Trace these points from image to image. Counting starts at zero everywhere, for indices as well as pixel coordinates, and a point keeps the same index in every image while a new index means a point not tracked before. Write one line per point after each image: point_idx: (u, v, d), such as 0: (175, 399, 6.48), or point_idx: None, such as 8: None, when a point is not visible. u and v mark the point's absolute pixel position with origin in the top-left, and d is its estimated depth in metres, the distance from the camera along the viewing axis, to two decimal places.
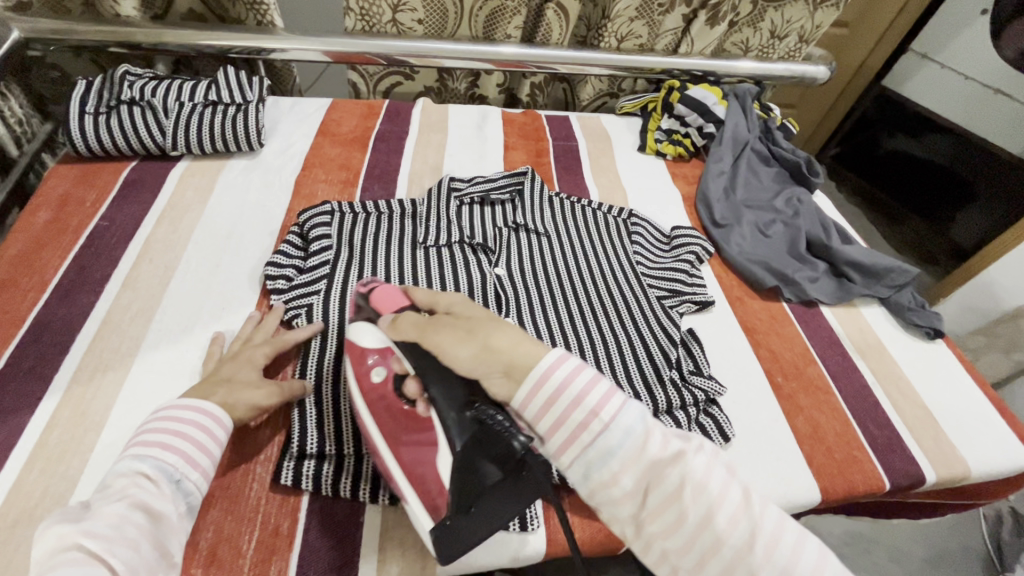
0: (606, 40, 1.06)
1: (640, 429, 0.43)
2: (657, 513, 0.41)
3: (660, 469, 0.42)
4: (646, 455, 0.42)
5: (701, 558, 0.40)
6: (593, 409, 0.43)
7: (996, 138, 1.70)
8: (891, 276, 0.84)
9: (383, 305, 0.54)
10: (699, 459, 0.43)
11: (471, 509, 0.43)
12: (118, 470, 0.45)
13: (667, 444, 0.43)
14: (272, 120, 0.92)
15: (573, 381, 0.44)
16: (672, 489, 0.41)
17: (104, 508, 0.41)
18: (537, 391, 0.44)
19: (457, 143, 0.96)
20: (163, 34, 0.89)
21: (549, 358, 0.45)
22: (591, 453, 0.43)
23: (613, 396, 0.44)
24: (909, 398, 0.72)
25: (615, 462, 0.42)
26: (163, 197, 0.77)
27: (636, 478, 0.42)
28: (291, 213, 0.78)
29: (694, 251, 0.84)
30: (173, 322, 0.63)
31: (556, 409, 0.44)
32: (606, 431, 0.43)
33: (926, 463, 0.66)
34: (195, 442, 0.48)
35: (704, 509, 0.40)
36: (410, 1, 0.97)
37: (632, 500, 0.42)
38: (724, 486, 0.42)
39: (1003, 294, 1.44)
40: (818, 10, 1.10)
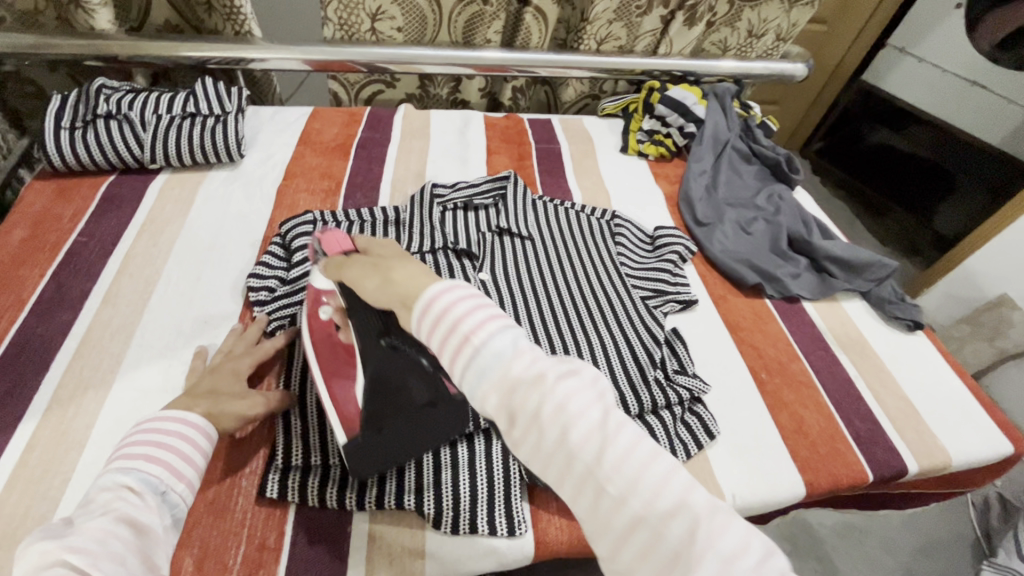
0: (586, 43, 1.06)
1: (512, 350, 0.37)
2: (519, 436, 0.36)
3: (522, 392, 0.36)
4: (511, 375, 0.36)
5: (560, 475, 0.35)
6: (467, 332, 0.38)
7: (973, 128, 1.75)
8: (871, 270, 0.86)
9: (330, 248, 0.53)
10: (569, 379, 0.36)
11: (383, 428, 0.51)
12: (100, 485, 0.43)
13: (533, 362, 0.37)
14: (252, 130, 0.92)
15: (454, 305, 0.39)
16: (532, 412, 0.35)
17: (88, 522, 0.39)
18: (421, 315, 0.40)
19: (439, 149, 0.96)
20: (139, 46, 0.89)
21: (437, 288, 0.41)
22: (467, 371, 0.37)
23: (491, 317, 0.39)
24: (891, 390, 0.73)
25: (486, 383, 0.37)
26: (142, 211, 0.76)
27: (501, 399, 0.36)
28: (273, 224, 0.78)
29: (677, 251, 0.85)
30: (154, 337, 0.63)
31: (438, 331, 0.39)
32: (476, 353, 0.37)
33: (908, 454, 0.67)
34: (180, 455, 0.47)
35: (560, 428, 0.34)
36: (388, 9, 0.97)
37: (500, 418, 0.37)
38: (588, 406, 0.35)
39: (985, 283, 1.47)
40: (793, 8, 1.12)
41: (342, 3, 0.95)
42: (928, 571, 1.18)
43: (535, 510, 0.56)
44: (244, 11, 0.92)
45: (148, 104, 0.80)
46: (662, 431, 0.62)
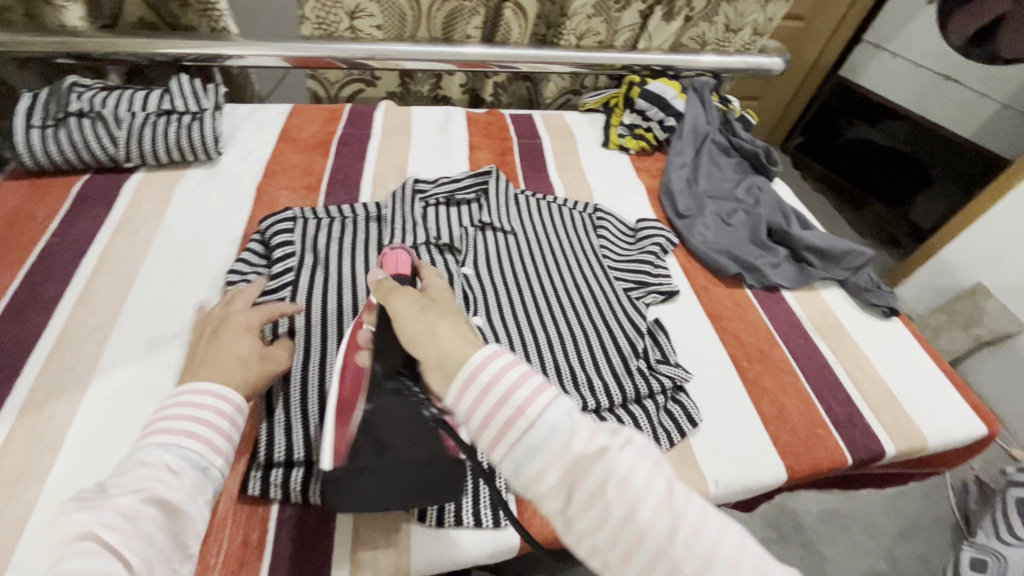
0: (566, 38, 1.07)
1: (568, 422, 0.37)
2: (582, 513, 0.35)
3: (584, 467, 0.35)
4: (572, 449, 0.36)
5: (627, 557, 0.34)
6: (521, 404, 0.37)
7: (945, 121, 1.80)
8: (848, 259, 0.87)
9: (388, 265, 0.54)
10: (630, 450, 0.36)
11: (365, 471, 0.45)
12: (139, 457, 0.43)
13: (594, 436, 0.36)
14: (230, 128, 0.91)
15: (501, 374, 0.38)
16: (597, 487, 0.35)
17: (123, 497, 0.39)
18: (465, 386, 0.38)
19: (421, 145, 0.96)
20: (111, 43, 0.87)
21: (480, 354, 0.39)
22: (519, 447, 0.36)
23: (542, 388, 0.38)
24: (869, 375, 0.75)
25: (542, 459, 0.36)
26: (118, 210, 0.75)
27: (562, 476, 0.35)
28: (253, 221, 0.77)
29: (658, 243, 0.85)
30: (132, 337, 0.62)
31: (484, 404, 0.37)
32: (532, 427, 0.36)
33: (886, 437, 0.68)
34: (219, 432, 0.47)
35: (628, 506, 0.34)
36: (367, 7, 0.96)
37: (561, 495, 0.36)
38: (652, 478, 0.35)
39: (959, 272, 1.51)
40: (769, 3, 1.14)
41: (319, 2, 0.94)
42: (911, 554, 1.20)
43: (519, 502, 0.57)
44: (220, 8, 0.91)
45: (122, 101, 0.79)
46: (645, 420, 0.63)
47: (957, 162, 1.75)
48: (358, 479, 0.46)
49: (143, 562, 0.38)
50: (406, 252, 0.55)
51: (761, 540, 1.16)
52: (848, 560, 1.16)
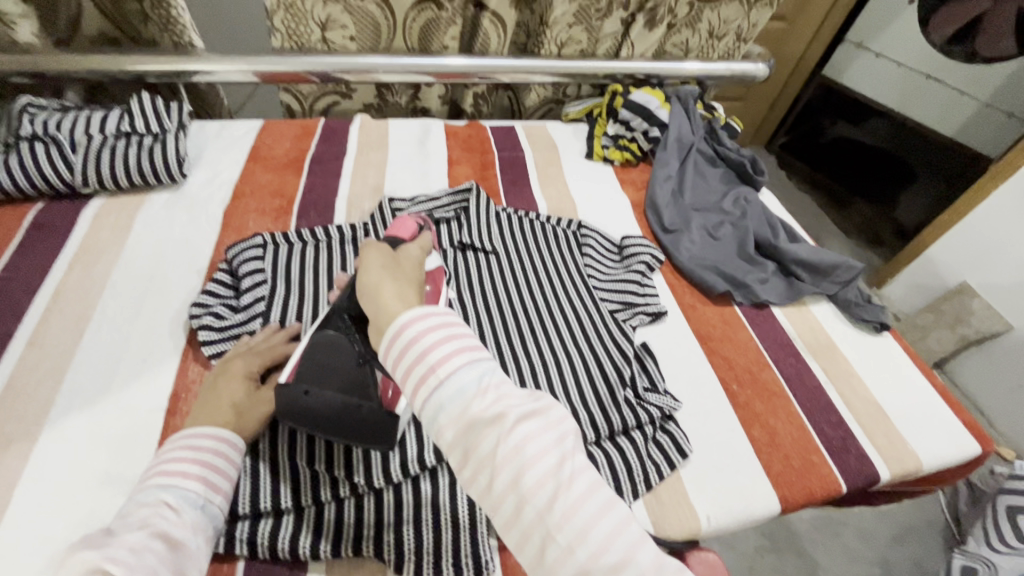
0: (546, 47, 1.04)
1: (475, 387, 0.37)
2: (472, 472, 0.36)
3: (480, 430, 0.36)
4: (472, 413, 0.36)
5: (508, 519, 0.35)
6: (433, 364, 0.37)
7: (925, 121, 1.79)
8: (837, 272, 0.85)
9: (394, 227, 0.57)
10: (528, 421, 0.36)
11: (308, 394, 0.47)
12: (140, 502, 0.43)
13: (495, 402, 0.37)
14: (196, 147, 0.87)
15: (421, 334, 0.38)
16: (489, 452, 0.35)
17: (127, 535, 0.39)
18: (390, 342, 0.39)
19: (398, 161, 0.92)
20: (67, 61, 0.82)
21: (409, 314, 0.40)
22: (426, 403, 0.37)
23: (462, 351, 0.38)
24: (861, 395, 0.73)
25: (443, 417, 0.36)
26: (74, 241, 0.71)
27: (458, 434, 0.36)
28: (220, 248, 0.73)
29: (645, 261, 0.83)
30: (87, 381, 0.58)
31: (403, 360, 0.38)
32: (438, 387, 0.37)
33: (880, 461, 0.67)
34: (216, 469, 0.47)
35: (515, 472, 0.35)
36: (339, 17, 0.93)
37: (456, 453, 0.37)
38: (545, 450, 0.36)
39: (945, 272, 1.50)
40: (753, 8, 1.11)
41: (289, 12, 0.90)
42: (903, 558, 1.20)
43: (504, 546, 0.54)
44: (183, 21, 0.87)
45: (78, 123, 0.75)
46: (633, 454, 0.60)
47: (940, 161, 1.75)
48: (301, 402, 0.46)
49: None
50: (413, 221, 0.58)
51: (755, 551, 1.14)
52: (841, 567, 1.15)
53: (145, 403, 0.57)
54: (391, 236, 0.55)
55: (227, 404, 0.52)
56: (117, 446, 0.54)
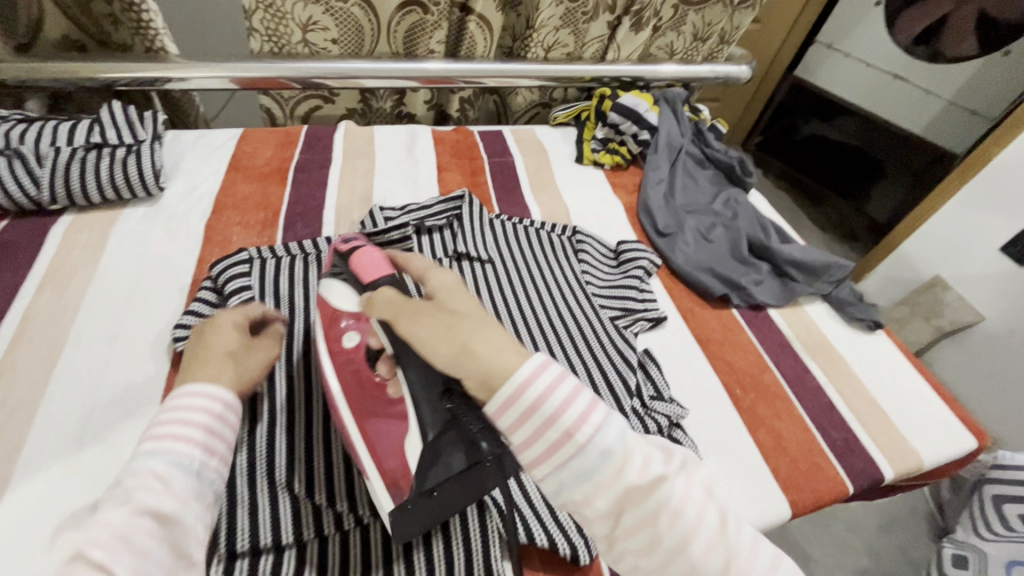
0: (533, 51, 1.03)
1: (621, 449, 0.38)
2: (631, 534, 0.38)
3: (637, 495, 0.38)
4: (625, 480, 0.38)
5: None
6: (570, 428, 0.38)
7: (892, 117, 1.83)
8: (830, 272, 0.86)
9: (366, 275, 0.50)
10: (681, 485, 0.39)
11: (434, 494, 0.43)
12: (129, 470, 0.39)
13: (647, 466, 0.39)
14: (172, 158, 0.82)
15: (550, 395, 0.38)
16: (649, 516, 0.38)
17: (107, 513, 0.35)
18: (511, 404, 0.38)
19: (386, 168, 0.90)
20: (27, 68, 0.77)
21: (527, 367, 0.38)
22: (568, 469, 0.38)
23: (593, 408, 0.39)
24: (860, 394, 0.74)
25: (592, 486, 0.38)
26: (43, 261, 0.66)
27: (614, 501, 0.38)
28: (203, 265, 0.70)
29: (643, 266, 0.82)
30: (64, 414, 0.54)
31: (531, 422, 0.38)
32: (584, 453, 0.38)
33: (883, 461, 0.67)
34: (208, 430, 0.42)
35: (681, 538, 0.37)
36: (320, 19, 0.89)
37: (608, 519, 0.38)
38: (703, 512, 0.39)
39: (919, 266, 1.55)
40: (736, 12, 1.11)
41: (269, 13, 0.87)
42: (891, 547, 1.22)
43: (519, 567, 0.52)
44: (155, 26, 0.83)
45: (44, 135, 0.70)
46: None
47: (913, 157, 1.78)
48: (426, 504, 0.43)
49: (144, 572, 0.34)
50: (377, 253, 0.51)
51: None
52: (833, 559, 1.17)
53: (129, 436, 0.54)
54: (377, 283, 0.49)
55: (223, 352, 0.48)
56: (99, 484, 0.50)
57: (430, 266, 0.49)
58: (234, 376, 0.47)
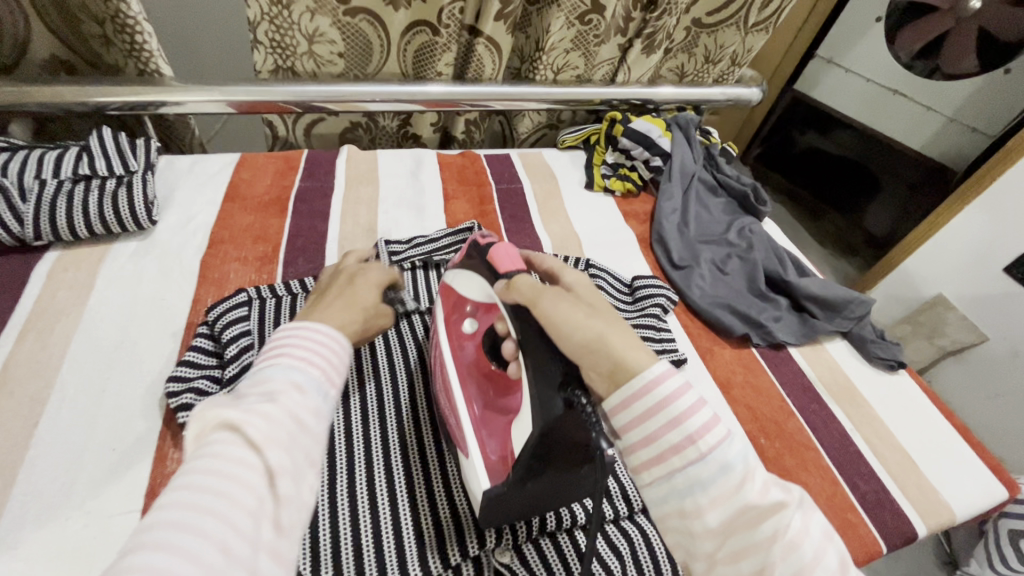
0: (541, 73, 0.99)
1: (741, 468, 0.40)
2: (736, 555, 0.39)
3: (753, 516, 0.39)
4: (743, 497, 0.39)
5: None
6: (693, 434, 0.40)
7: (892, 133, 1.71)
8: (850, 308, 0.83)
9: (501, 262, 0.50)
10: (797, 517, 0.40)
11: (526, 485, 0.46)
12: (268, 374, 0.41)
13: (766, 489, 0.40)
14: (165, 187, 0.78)
15: (681, 400, 0.41)
16: (761, 540, 0.39)
17: (256, 403, 0.38)
18: (638, 397, 0.41)
19: (391, 197, 0.86)
20: (13, 92, 0.74)
21: (655, 369, 0.42)
22: (685, 474, 0.40)
23: (715, 423, 0.41)
24: (887, 442, 0.71)
25: (706, 497, 0.40)
26: (25, 303, 0.62)
27: (726, 517, 0.40)
28: (198, 306, 0.66)
29: (660, 303, 0.79)
30: (46, 480, 0.50)
31: (655, 418, 0.41)
32: (704, 463, 0.40)
33: (916, 516, 0.64)
34: (335, 361, 0.45)
35: (793, 569, 0.38)
36: (325, 30, 0.85)
37: (718, 535, 0.40)
38: (820, 550, 0.39)
39: (920, 283, 1.45)
40: (749, 34, 1.07)
41: (273, 23, 0.83)
42: None
43: None
44: (150, 48, 0.79)
45: (27, 165, 0.66)
46: None
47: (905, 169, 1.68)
48: (517, 492, 0.46)
49: (288, 468, 0.36)
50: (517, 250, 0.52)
51: None
52: None
53: (118, 503, 0.50)
54: (513, 270, 0.50)
55: (359, 304, 0.54)
56: (85, 562, 0.46)
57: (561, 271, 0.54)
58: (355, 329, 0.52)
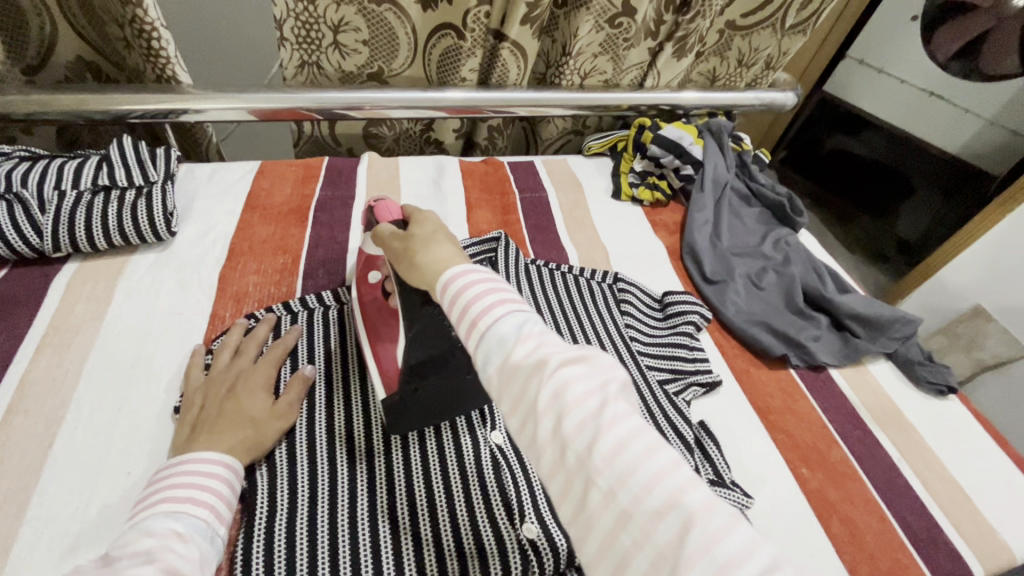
0: (568, 78, 0.96)
1: (516, 336, 0.37)
2: (518, 420, 0.36)
3: (523, 378, 0.36)
4: (515, 361, 0.37)
5: (552, 465, 0.34)
6: (475, 317, 0.39)
7: (927, 135, 1.63)
8: (895, 328, 0.78)
9: (381, 217, 0.54)
10: (572, 366, 0.36)
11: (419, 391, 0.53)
12: (146, 529, 0.40)
13: (537, 349, 0.37)
14: (185, 197, 0.77)
15: (467, 287, 0.40)
16: (532, 398, 0.35)
17: (133, 566, 0.36)
18: (441, 298, 0.42)
19: (412, 206, 0.84)
20: (38, 102, 0.73)
21: (454, 270, 0.42)
22: (475, 353, 0.39)
23: (500, 301, 0.40)
24: (938, 473, 0.66)
25: (489, 368, 0.37)
26: (43, 317, 0.60)
27: (505, 383, 0.37)
28: (217, 321, 0.64)
29: (693, 322, 0.75)
30: (58, 505, 0.48)
31: (452, 313, 0.41)
32: (483, 338, 0.38)
33: (972, 557, 0.60)
34: (223, 500, 0.46)
35: (556, 416, 0.34)
36: (352, 20, 0.82)
37: (503, 403, 0.37)
38: (587, 395, 0.35)
39: (959, 295, 1.37)
40: (786, 37, 1.03)
41: (299, 19, 0.81)
42: None
43: None
44: (168, 54, 0.77)
45: (48, 176, 0.65)
46: None
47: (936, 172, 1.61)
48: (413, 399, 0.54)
49: None
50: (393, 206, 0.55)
51: None
52: None
53: None
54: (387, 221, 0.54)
55: (246, 418, 0.52)
56: None
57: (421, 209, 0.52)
58: (245, 453, 0.50)
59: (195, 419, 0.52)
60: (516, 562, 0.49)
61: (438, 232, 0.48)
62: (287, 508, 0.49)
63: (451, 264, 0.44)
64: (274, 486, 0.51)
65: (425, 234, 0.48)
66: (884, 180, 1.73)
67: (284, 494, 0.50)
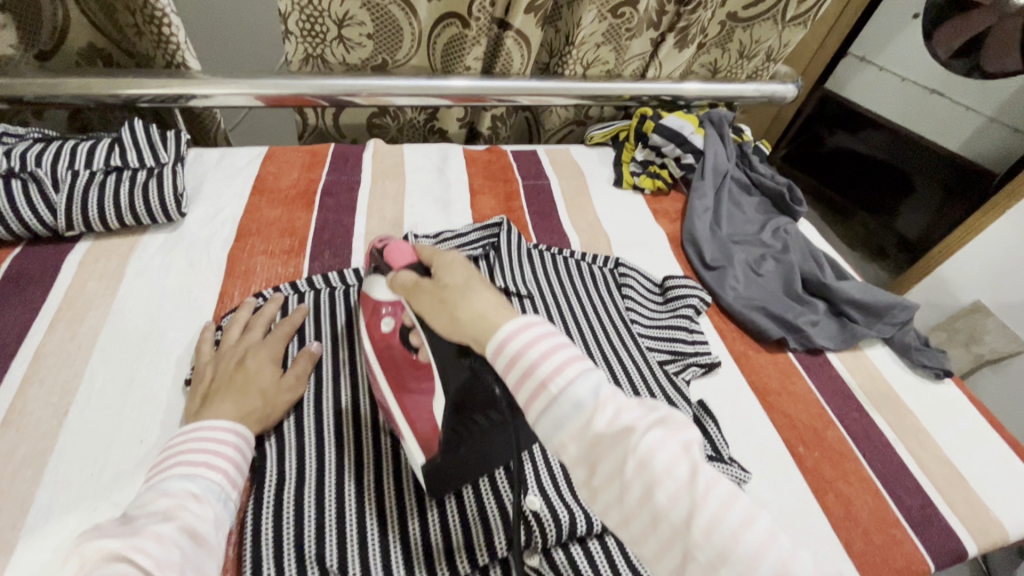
0: (571, 67, 0.97)
1: (594, 400, 0.35)
2: (601, 486, 0.34)
3: (606, 445, 0.34)
4: (595, 428, 0.34)
5: (642, 532, 0.33)
6: (545, 378, 0.36)
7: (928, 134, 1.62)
8: (892, 314, 0.79)
9: (393, 261, 0.51)
10: (655, 430, 0.34)
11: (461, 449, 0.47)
12: (163, 489, 0.42)
13: (618, 415, 0.35)
14: (194, 180, 0.78)
15: (527, 348, 0.37)
16: (618, 467, 0.34)
17: (152, 526, 0.38)
18: (497, 357, 0.38)
19: (416, 192, 0.85)
20: (50, 84, 0.75)
21: (512, 324, 0.38)
22: (547, 416, 0.36)
23: (568, 362, 0.37)
24: (933, 454, 0.67)
25: (565, 433, 0.35)
26: (57, 294, 0.62)
27: (585, 450, 0.35)
28: (226, 298, 0.66)
29: (693, 305, 0.76)
30: (73, 471, 0.50)
31: (511, 376, 0.37)
32: (556, 402, 0.36)
33: (964, 533, 0.61)
34: (235, 465, 0.47)
35: (645, 485, 0.33)
36: (356, 14, 0.84)
37: (584, 468, 0.35)
38: (676, 462, 0.33)
39: (958, 289, 1.38)
40: (785, 29, 1.03)
41: (303, 11, 0.82)
42: None
43: None
44: (177, 40, 0.78)
45: (61, 156, 0.66)
46: None
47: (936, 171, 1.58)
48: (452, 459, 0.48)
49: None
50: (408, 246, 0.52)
51: None
52: None
53: None
54: (403, 267, 0.50)
55: (255, 389, 0.53)
56: None
57: (441, 251, 0.48)
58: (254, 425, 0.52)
59: (206, 388, 0.54)
60: (518, 530, 0.50)
61: (467, 279, 0.44)
62: (294, 476, 0.51)
63: (496, 321, 0.39)
64: (283, 456, 0.52)
65: (456, 284, 0.43)
66: (886, 179, 1.71)
67: (293, 464, 0.52)
